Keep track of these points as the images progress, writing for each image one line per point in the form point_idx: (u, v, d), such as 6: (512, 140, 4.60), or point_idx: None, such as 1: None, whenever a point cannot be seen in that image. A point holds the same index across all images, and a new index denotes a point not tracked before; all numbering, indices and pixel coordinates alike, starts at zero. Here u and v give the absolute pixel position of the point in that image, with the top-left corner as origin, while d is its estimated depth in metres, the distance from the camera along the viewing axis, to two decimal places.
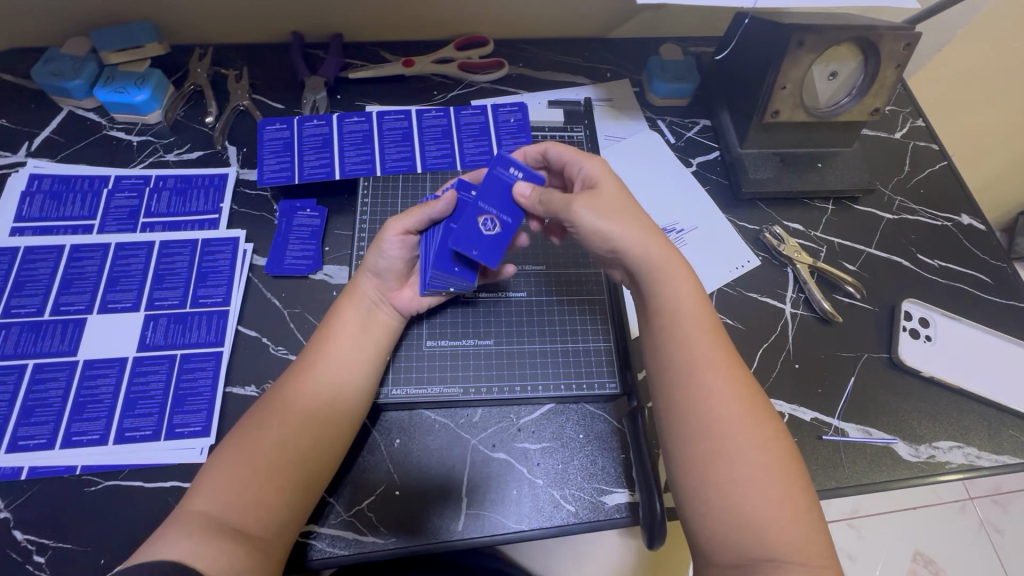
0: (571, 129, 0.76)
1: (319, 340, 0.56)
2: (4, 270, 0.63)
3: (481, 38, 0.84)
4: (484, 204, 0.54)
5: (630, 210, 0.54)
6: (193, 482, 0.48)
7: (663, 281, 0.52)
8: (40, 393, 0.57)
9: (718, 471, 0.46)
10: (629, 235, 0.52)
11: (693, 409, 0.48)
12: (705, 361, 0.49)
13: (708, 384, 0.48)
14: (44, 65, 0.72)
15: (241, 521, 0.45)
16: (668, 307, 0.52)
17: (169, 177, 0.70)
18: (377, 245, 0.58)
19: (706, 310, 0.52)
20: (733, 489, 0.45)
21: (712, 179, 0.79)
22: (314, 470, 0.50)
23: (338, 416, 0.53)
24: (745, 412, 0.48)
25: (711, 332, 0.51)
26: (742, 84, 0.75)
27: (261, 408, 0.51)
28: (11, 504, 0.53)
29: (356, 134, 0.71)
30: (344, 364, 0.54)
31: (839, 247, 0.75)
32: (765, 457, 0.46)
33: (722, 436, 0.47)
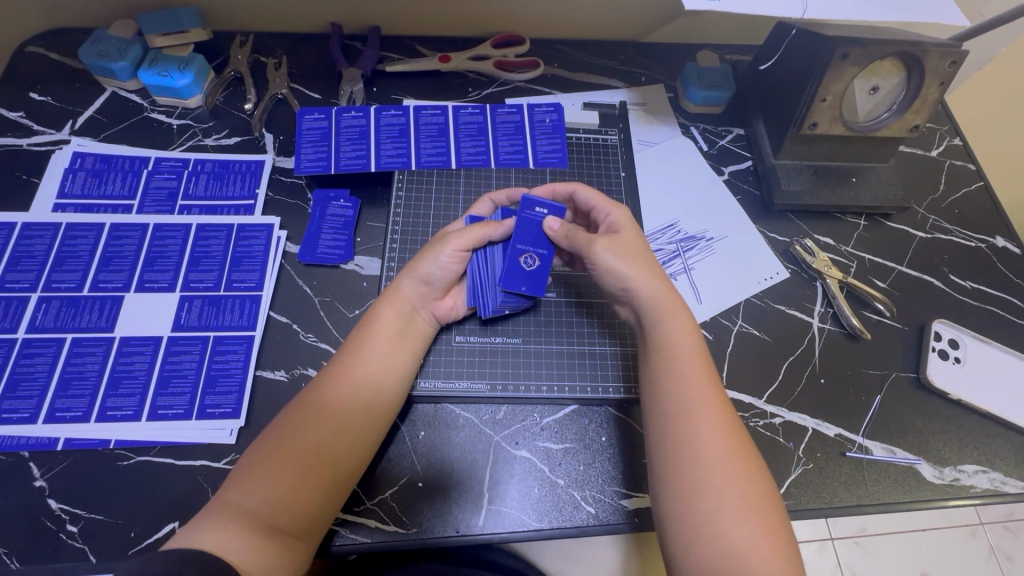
0: (606, 132, 0.76)
1: (355, 342, 0.56)
2: (46, 245, 0.64)
3: (517, 37, 0.84)
4: (520, 244, 0.61)
5: (643, 256, 0.57)
6: (230, 475, 0.49)
7: (664, 321, 0.54)
8: (78, 366, 0.58)
9: (705, 502, 0.46)
10: (637, 278, 0.56)
11: (681, 440, 0.49)
12: (699, 394, 0.50)
13: (699, 418, 0.49)
14: (91, 45, 0.73)
15: (274, 520, 0.47)
16: (665, 343, 0.53)
17: (208, 161, 0.71)
18: (431, 253, 0.60)
19: (702, 348, 0.54)
20: (716, 523, 0.45)
21: (744, 189, 0.78)
22: (347, 470, 0.51)
23: (371, 419, 0.53)
24: (734, 448, 0.48)
25: (705, 369, 0.53)
26: (780, 95, 0.74)
27: (298, 407, 0.52)
28: (46, 473, 0.54)
29: (393, 128, 0.71)
30: (379, 369, 0.55)
31: (870, 263, 0.74)
32: (749, 492, 0.46)
33: (709, 468, 0.47)
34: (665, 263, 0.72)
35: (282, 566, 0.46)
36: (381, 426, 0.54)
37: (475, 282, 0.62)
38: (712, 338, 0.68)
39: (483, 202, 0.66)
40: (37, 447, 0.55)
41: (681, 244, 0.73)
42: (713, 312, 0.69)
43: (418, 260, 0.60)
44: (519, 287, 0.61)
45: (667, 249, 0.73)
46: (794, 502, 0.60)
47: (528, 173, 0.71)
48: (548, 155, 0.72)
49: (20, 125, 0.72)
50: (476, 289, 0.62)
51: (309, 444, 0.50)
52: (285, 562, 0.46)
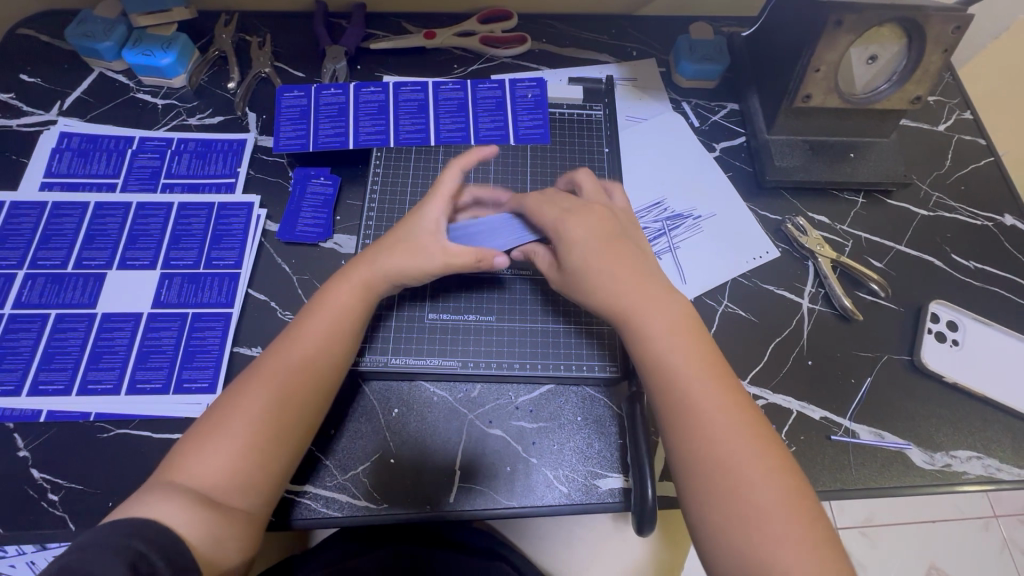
0: (590, 107, 0.73)
1: (302, 318, 0.55)
2: (33, 223, 0.65)
3: (504, 11, 0.82)
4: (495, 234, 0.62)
5: (623, 261, 0.55)
6: (173, 455, 0.48)
7: (641, 328, 0.52)
8: (61, 341, 0.60)
9: (735, 493, 0.45)
10: (607, 277, 0.54)
11: (698, 442, 0.47)
12: (709, 395, 0.49)
13: (718, 418, 0.48)
14: (77, 26, 0.74)
15: (218, 496, 0.46)
16: (655, 350, 0.51)
17: (190, 141, 0.72)
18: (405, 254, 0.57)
19: (696, 341, 0.52)
20: (759, 522, 0.43)
21: (735, 165, 0.76)
22: (290, 443, 0.50)
23: (313, 396, 0.52)
24: (755, 437, 0.47)
25: (707, 366, 0.50)
26: (775, 66, 0.71)
27: (246, 387, 0.51)
28: (30, 443, 0.56)
29: (372, 105, 0.70)
30: (321, 343, 0.53)
31: (866, 242, 0.71)
32: (780, 480, 0.45)
33: (732, 459, 0.46)
34: (649, 242, 0.70)
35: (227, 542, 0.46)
36: (323, 397, 0.52)
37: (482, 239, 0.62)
38: None
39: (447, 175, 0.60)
40: (21, 419, 0.56)
41: (667, 223, 0.71)
42: (697, 292, 0.67)
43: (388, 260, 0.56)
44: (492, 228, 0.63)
45: (652, 227, 0.71)
46: None
47: (508, 149, 0.70)
48: (529, 132, 0.70)
49: (9, 106, 0.73)
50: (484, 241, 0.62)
51: (250, 417, 0.49)
52: (233, 537, 0.46)
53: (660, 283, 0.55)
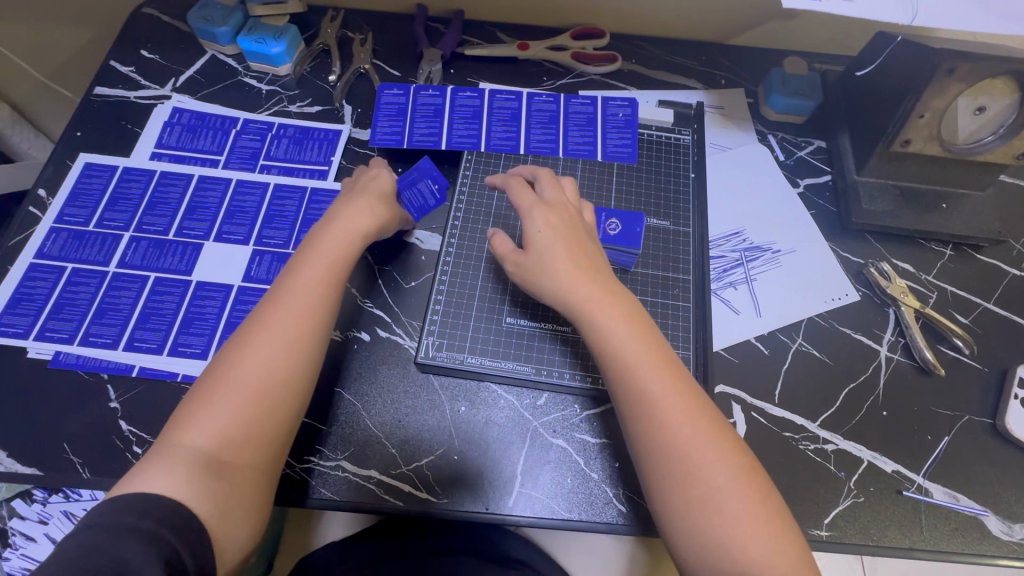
0: (679, 131, 0.73)
1: (287, 275, 0.54)
2: (142, 189, 0.70)
3: (597, 30, 0.84)
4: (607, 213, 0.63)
5: (582, 257, 0.54)
6: (175, 419, 0.48)
7: (596, 327, 0.51)
8: (156, 303, 0.63)
9: (699, 492, 0.46)
10: (569, 276, 0.53)
11: (660, 442, 0.48)
12: (664, 392, 0.49)
13: (682, 417, 0.48)
14: (199, 10, 0.79)
15: (227, 456, 0.46)
16: (611, 350, 0.51)
17: (290, 126, 0.75)
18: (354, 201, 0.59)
19: (651, 341, 0.51)
20: (718, 515, 0.45)
21: (819, 204, 0.75)
22: (291, 398, 0.50)
23: (309, 342, 0.51)
24: (710, 429, 0.48)
25: (664, 366, 0.50)
26: (873, 108, 0.70)
27: (238, 340, 0.51)
28: (122, 395, 0.59)
29: (467, 109, 0.72)
30: (306, 299, 0.52)
31: (952, 296, 0.69)
32: (737, 474, 0.47)
33: (693, 460, 0.47)
34: (726, 271, 0.69)
35: (237, 503, 0.46)
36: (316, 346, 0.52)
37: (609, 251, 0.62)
38: (768, 352, 0.65)
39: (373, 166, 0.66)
40: (115, 371, 0.60)
41: (743, 254, 0.71)
42: (771, 326, 0.66)
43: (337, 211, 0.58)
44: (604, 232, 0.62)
45: (730, 256, 0.70)
46: (839, 534, 0.57)
47: (594, 165, 0.70)
48: (617, 150, 0.70)
49: (129, 79, 0.79)
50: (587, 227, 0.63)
51: (255, 369, 0.49)
52: (241, 500, 0.46)
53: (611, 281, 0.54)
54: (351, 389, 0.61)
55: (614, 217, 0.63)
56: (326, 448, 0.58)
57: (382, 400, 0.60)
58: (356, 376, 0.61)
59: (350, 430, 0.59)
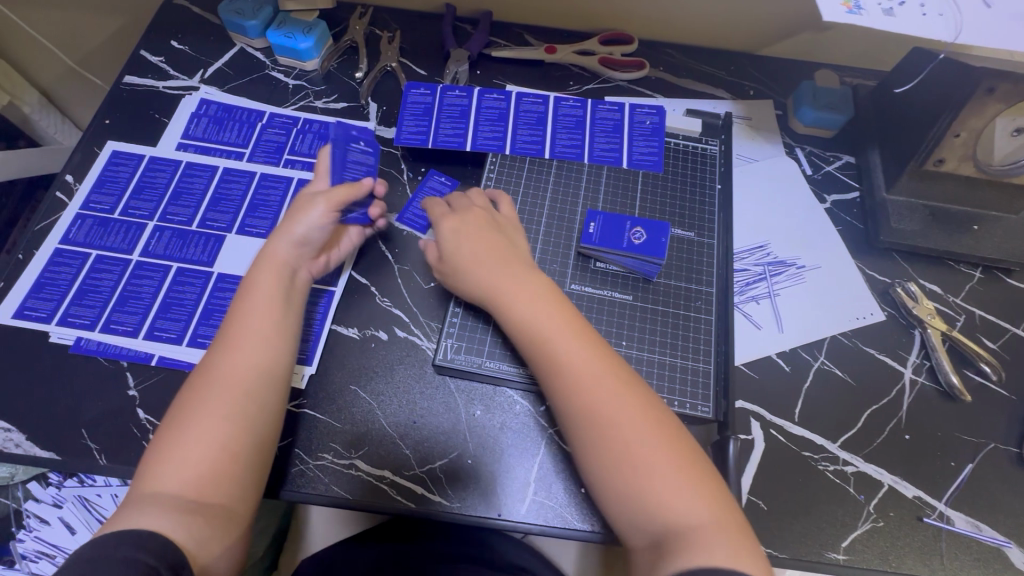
0: (706, 141, 0.72)
1: (238, 309, 0.56)
2: (167, 179, 0.70)
3: (625, 36, 0.83)
4: (633, 220, 0.63)
5: (498, 250, 0.58)
6: (143, 467, 0.48)
7: (505, 306, 0.55)
8: (178, 293, 0.63)
9: (624, 456, 0.48)
10: (490, 260, 0.57)
11: (576, 410, 0.50)
12: (576, 360, 0.52)
13: (592, 382, 0.51)
14: (230, 2, 0.79)
15: (202, 494, 0.46)
16: (526, 326, 0.54)
17: (315, 122, 0.75)
18: (303, 212, 0.59)
19: (566, 316, 0.55)
20: (638, 471, 0.48)
21: (846, 220, 0.74)
22: (256, 428, 0.50)
23: (263, 375, 0.52)
24: (628, 396, 0.51)
25: (580, 337, 0.53)
26: (907, 126, 0.69)
27: (193, 385, 0.52)
28: (141, 384, 0.59)
29: (493, 111, 0.72)
30: (266, 326, 0.54)
31: (980, 319, 0.68)
32: (659, 438, 0.49)
33: (612, 426, 0.49)
34: (749, 285, 0.68)
35: (218, 536, 0.46)
36: (276, 375, 0.53)
37: (631, 261, 0.62)
38: (789, 370, 0.64)
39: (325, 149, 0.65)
40: (135, 359, 0.60)
41: (768, 268, 0.70)
42: (794, 343, 0.65)
43: (290, 223, 0.59)
44: (622, 243, 0.61)
45: (754, 270, 0.69)
46: (857, 559, 0.56)
47: (620, 173, 0.69)
48: (643, 158, 0.69)
49: (158, 69, 0.79)
50: (607, 235, 0.62)
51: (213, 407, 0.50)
52: (219, 533, 0.46)
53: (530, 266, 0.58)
54: (366, 388, 0.61)
55: (639, 225, 0.62)
56: (341, 446, 0.58)
57: (397, 400, 0.60)
58: (372, 375, 0.61)
59: (365, 429, 0.59)
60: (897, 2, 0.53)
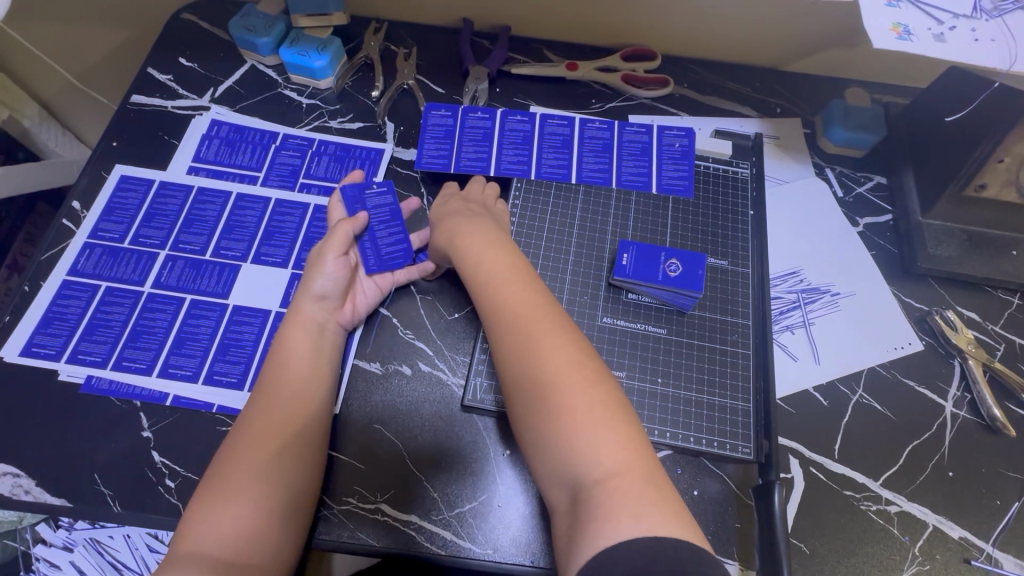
0: (737, 164, 0.69)
1: (271, 361, 0.56)
2: (178, 205, 0.67)
3: (648, 52, 0.81)
4: (668, 251, 0.60)
5: (468, 224, 0.59)
6: (179, 530, 0.47)
7: (461, 255, 0.57)
8: (192, 327, 0.61)
9: (552, 409, 0.45)
10: (458, 233, 0.58)
11: (510, 347, 0.49)
12: (525, 317, 0.50)
13: (529, 320, 0.50)
14: (241, 18, 0.77)
15: (238, 555, 0.45)
16: (484, 287, 0.54)
17: (331, 144, 0.73)
18: (316, 270, 0.60)
19: (526, 282, 0.53)
20: (555, 410, 0.45)
21: (879, 244, 0.71)
22: (297, 490, 0.50)
23: (299, 427, 0.53)
24: (573, 354, 0.47)
25: (527, 284, 0.53)
26: (946, 148, 0.66)
27: (230, 443, 0.51)
28: (155, 425, 0.57)
29: (517, 134, 0.69)
30: (301, 378, 0.55)
31: (1021, 348, 0.66)
32: (596, 394, 0.45)
33: (549, 378, 0.46)
34: (783, 313, 0.66)
35: None
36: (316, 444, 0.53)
37: (665, 294, 0.59)
38: (827, 404, 0.62)
39: (333, 205, 0.65)
40: (149, 399, 0.57)
41: (801, 295, 0.67)
42: (831, 375, 0.63)
43: (308, 279, 0.60)
44: (657, 274, 0.59)
45: (787, 298, 0.67)
46: None
47: (649, 198, 0.66)
48: (673, 183, 0.67)
49: (166, 87, 0.76)
50: (642, 266, 0.60)
51: (250, 462, 0.50)
52: None
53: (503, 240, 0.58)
54: (391, 427, 0.58)
55: (675, 257, 0.60)
56: (367, 490, 0.55)
57: (423, 440, 0.58)
58: (396, 413, 0.59)
59: (391, 472, 0.56)
60: (947, 26, 0.51)
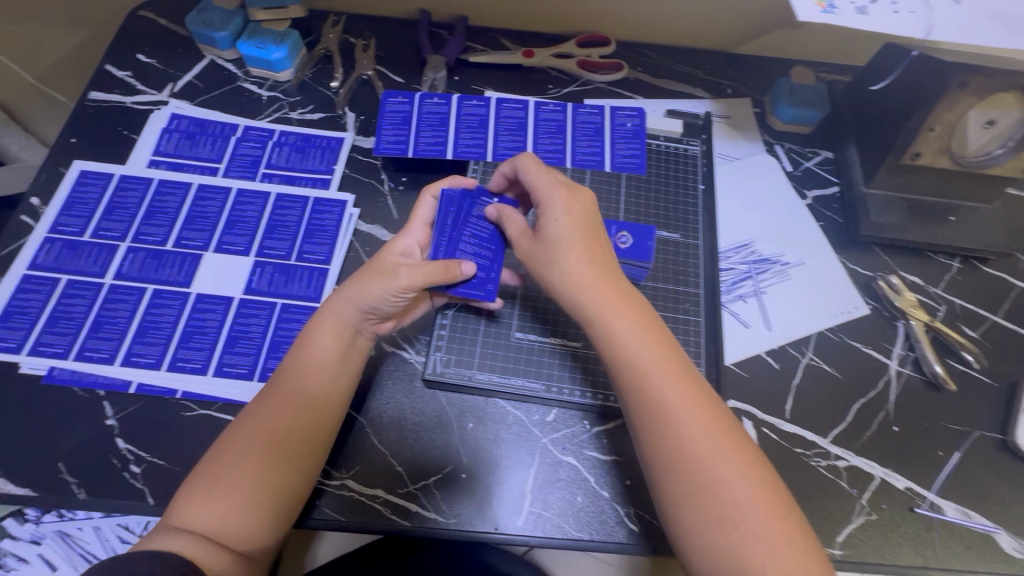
0: (687, 142, 0.72)
1: (296, 352, 0.56)
2: (139, 198, 0.68)
3: (602, 37, 0.83)
4: (618, 225, 0.62)
5: (601, 269, 0.53)
6: (183, 489, 0.49)
7: (599, 325, 0.51)
8: (155, 315, 0.61)
9: (716, 505, 0.45)
10: (579, 273, 0.52)
11: (672, 451, 0.47)
12: (679, 401, 0.48)
13: (681, 405, 0.48)
14: (198, 13, 0.77)
15: (237, 525, 0.48)
16: (624, 359, 0.50)
17: (291, 134, 0.74)
18: (373, 293, 0.55)
19: (670, 351, 0.51)
20: (723, 517, 0.45)
21: (827, 216, 0.74)
22: (302, 470, 0.51)
23: (315, 419, 0.53)
24: (727, 441, 0.47)
25: (678, 371, 0.50)
26: (883, 119, 0.69)
27: (245, 420, 0.52)
28: (119, 412, 0.57)
29: (473, 118, 0.71)
30: (319, 381, 0.54)
31: (961, 309, 0.69)
32: (754, 487, 0.46)
33: (712, 470, 0.46)
34: (735, 283, 0.69)
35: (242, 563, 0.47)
36: (326, 439, 0.53)
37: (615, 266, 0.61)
38: (779, 367, 0.64)
39: (424, 201, 0.62)
40: (112, 387, 0.58)
41: (752, 266, 0.70)
42: (781, 340, 0.65)
43: (361, 297, 0.56)
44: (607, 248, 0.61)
45: (739, 269, 0.70)
46: (853, 553, 0.56)
47: (603, 176, 0.69)
48: (625, 161, 0.69)
49: (125, 83, 0.77)
50: None
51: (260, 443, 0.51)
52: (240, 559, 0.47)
53: (628, 290, 0.53)
54: (355, 406, 0.59)
55: (624, 230, 0.62)
56: (332, 467, 0.56)
57: (387, 416, 0.59)
58: (360, 391, 0.60)
59: (355, 449, 0.57)
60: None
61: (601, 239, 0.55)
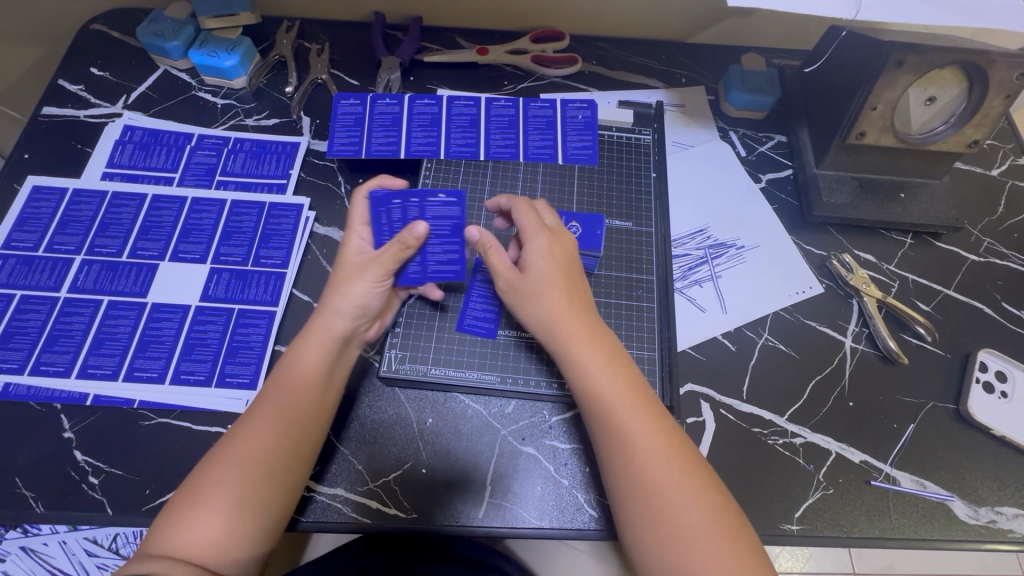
0: (639, 131, 0.73)
1: (283, 366, 0.54)
2: (92, 211, 0.68)
3: (557, 33, 0.84)
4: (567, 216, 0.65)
5: (572, 303, 0.54)
6: (166, 512, 0.48)
7: (569, 355, 0.52)
8: (111, 326, 0.61)
9: (668, 530, 0.45)
10: (548, 303, 0.54)
11: (629, 481, 0.48)
12: (639, 429, 0.49)
13: (637, 435, 0.49)
14: (148, 24, 0.77)
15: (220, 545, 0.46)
16: (589, 392, 0.51)
17: (247, 141, 0.74)
18: (358, 286, 0.55)
19: (634, 381, 0.52)
20: (677, 542, 0.45)
21: (781, 198, 0.75)
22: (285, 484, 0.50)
23: (300, 435, 0.51)
24: (682, 467, 0.48)
25: (641, 405, 0.51)
26: (830, 101, 0.70)
27: (230, 442, 0.50)
28: (76, 425, 0.57)
29: (425, 117, 0.71)
30: (305, 395, 0.53)
31: (914, 284, 0.70)
32: (708, 512, 0.46)
33: (668, 494, 0.47)
34: (691, 269, 0.69)
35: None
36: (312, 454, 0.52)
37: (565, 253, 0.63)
38: (735, 349, 0.65)
39: (357, 202, 0.60)
40: (70, 400, 0.58)
41: (709, 251, 0.71)
42: (738, 322, 0.66)
43: (346, 292, 0.56)
44: None
45: (695, 254, 0.70)
46: (810, 528, 0.57)
47: (556, 169, 0.70)
48: (578, 152, 0.70)
49: (78, 98, 0.76)
50: None
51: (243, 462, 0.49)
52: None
53: (595, 323, 0.55)
54: None
55: (572, 220, 0.65)
56: None
57: (344, 414, 0.59)
58: None
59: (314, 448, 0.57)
60: None
61: (573, 275, 0.56)
